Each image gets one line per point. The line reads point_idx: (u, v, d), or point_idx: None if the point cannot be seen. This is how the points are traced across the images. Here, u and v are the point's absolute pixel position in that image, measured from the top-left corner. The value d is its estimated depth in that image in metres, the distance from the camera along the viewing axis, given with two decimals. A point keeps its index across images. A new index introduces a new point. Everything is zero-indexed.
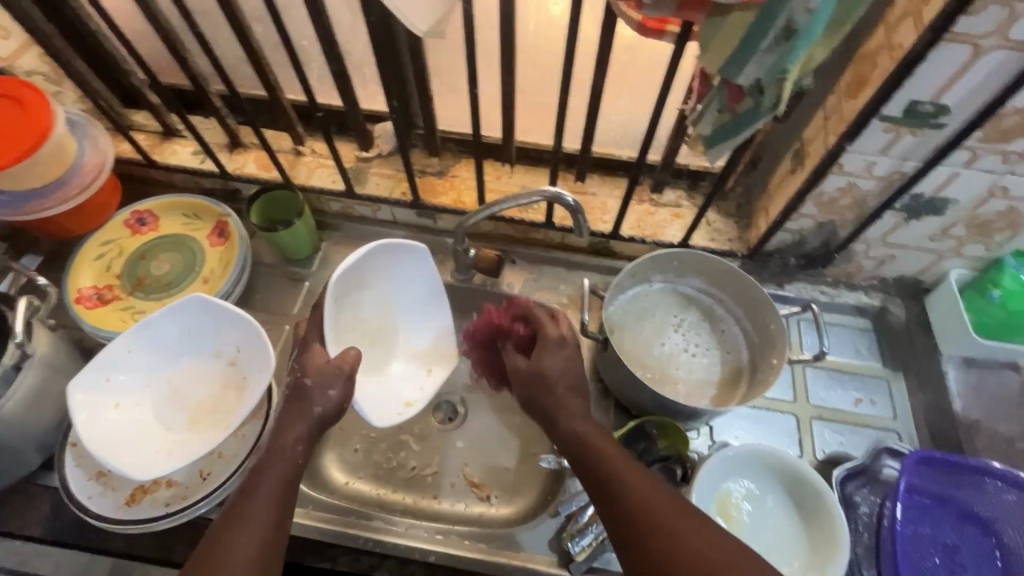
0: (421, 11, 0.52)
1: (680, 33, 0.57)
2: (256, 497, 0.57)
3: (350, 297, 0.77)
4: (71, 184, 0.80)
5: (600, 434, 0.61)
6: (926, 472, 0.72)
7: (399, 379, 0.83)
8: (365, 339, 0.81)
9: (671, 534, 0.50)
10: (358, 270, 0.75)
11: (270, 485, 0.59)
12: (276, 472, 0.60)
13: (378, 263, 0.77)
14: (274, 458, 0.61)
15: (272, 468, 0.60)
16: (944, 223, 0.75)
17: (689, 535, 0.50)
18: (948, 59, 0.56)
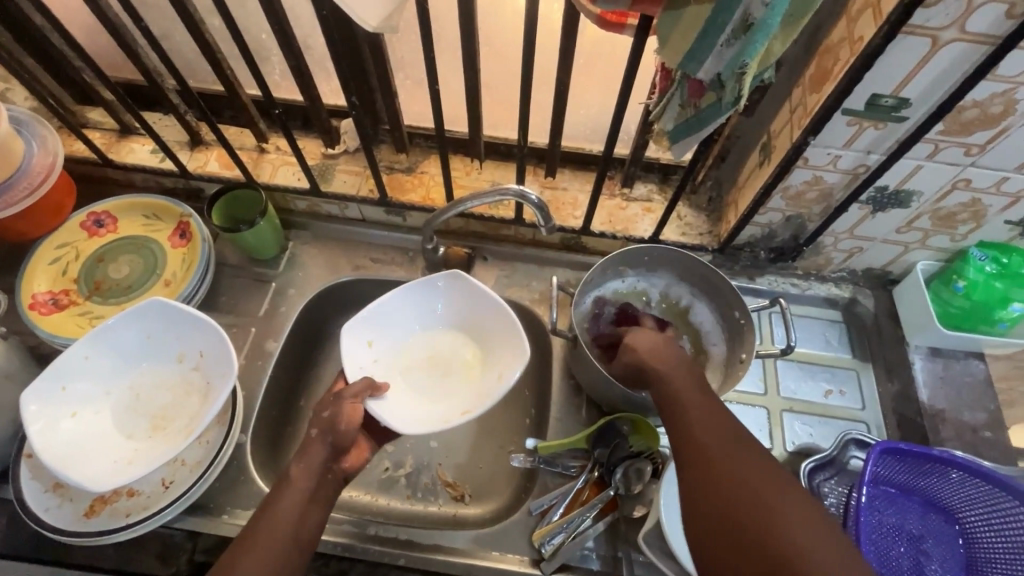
0: (369, 5, 0.50)
1: (639, 26, 0.56)
2: (278, 518, 0.59)
3: (382, 342, 0.80)
4: (17, 188, 0.78)
5: (696, 405, 0.61)
6: (894, 465, 0.72)
7: (470, 393, 0.77)
8: (435, 371, 0.81)
9: (766, 505, 0.50)
10: (382, 317, 0.80)
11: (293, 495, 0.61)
12: (297, 496, 0.61)
13: (411, 303, 0.81)
14: (297, 480, 0.62)
15: (294, 486, 0.62)
16: (909, 215, 0.76)
17: (787, 511, 0.49)
18: (908, 52, 0.55)
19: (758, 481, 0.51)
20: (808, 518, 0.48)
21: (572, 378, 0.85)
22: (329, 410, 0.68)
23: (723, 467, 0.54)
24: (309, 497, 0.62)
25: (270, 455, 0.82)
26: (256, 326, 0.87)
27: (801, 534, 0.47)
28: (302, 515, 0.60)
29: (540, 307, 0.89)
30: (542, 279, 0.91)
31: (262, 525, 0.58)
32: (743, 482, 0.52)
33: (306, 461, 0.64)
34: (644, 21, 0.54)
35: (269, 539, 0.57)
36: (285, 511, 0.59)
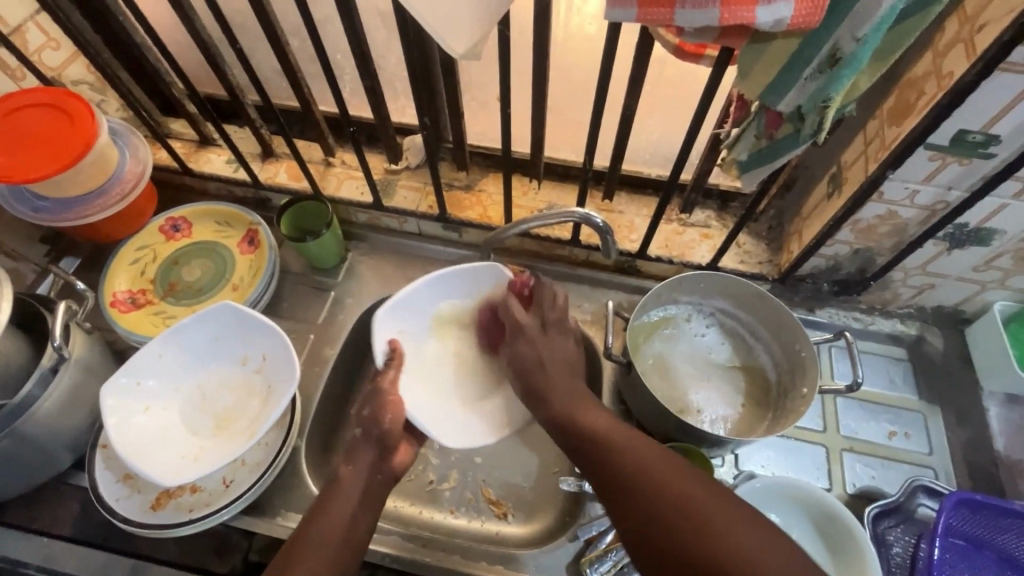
0: (456, 31, 0.51)
1: (718, 57, 0.56)
2: (330, 521, 0.61)
3: (410, 332, 0.80)
4: (110, 193, 0.83)
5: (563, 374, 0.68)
6: (968, 517, 0.68)
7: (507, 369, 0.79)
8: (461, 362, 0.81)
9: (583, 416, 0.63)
10: (412, 305, 0.79)
11: (345, 502, 0.63)
12: (349, 497, 0.64)
13: (445, 289, 0.81)
14: (346, 486, 0.64)
15: (347, 489, 0.64)
16: (989, 254, 0.72)
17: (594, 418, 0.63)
18: (1001, 90, 0.54)
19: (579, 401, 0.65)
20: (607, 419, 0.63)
21: (622, 403, 0.84)
22: (369, 407, 0.70)
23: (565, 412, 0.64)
24: (361, 500, 0.64)
25: (321, 460, 0.84)
26: (315, 333, 0.90)
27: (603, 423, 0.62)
28: (353, 519, 0.62)
29: (592, 329, 0.89)
30: (594, 300, 0.91)
31: (313, 525, 0.61)
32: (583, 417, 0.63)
33: (353, 469, 0.66)
34: (723, 53, 0.54)
35: (318, 545, 0.59)
36: (336, 516, 0.62)
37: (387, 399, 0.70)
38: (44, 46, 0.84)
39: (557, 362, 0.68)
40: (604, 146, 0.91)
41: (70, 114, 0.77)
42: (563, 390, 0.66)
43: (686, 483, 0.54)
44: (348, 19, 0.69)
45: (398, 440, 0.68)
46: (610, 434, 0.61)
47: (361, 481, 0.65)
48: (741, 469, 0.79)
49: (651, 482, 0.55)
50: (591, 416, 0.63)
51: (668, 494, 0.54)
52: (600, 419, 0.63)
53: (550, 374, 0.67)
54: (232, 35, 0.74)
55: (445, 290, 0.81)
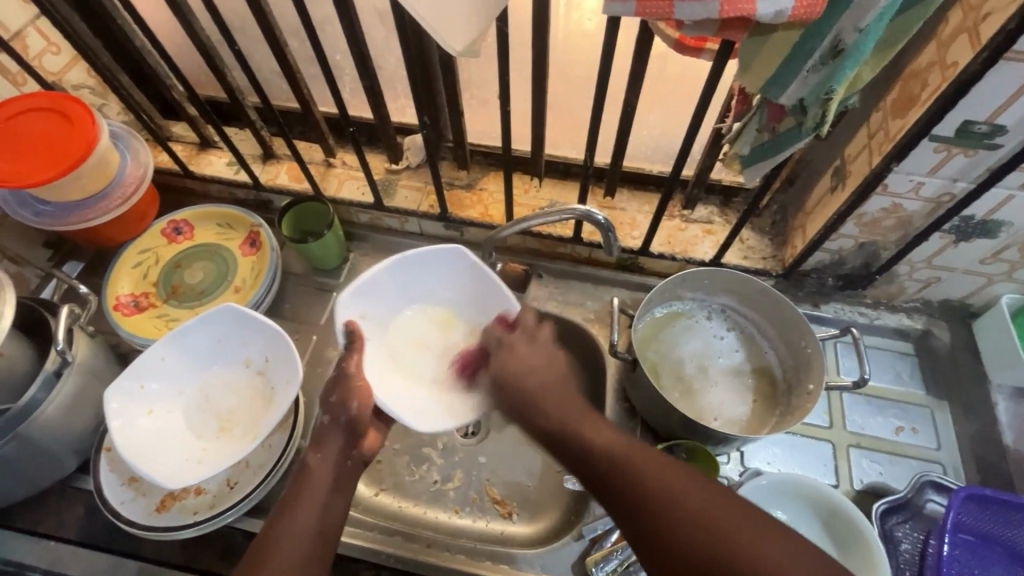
0: (454, 28, 0.50)
1: (719, 50, 0.55)
2: (299, 512, 0.60)
3: (373, 316, 0.75)
4: (112, 197, 0.83)
5: (561, 393, 0.64)
6: (977, 512, 0.68)
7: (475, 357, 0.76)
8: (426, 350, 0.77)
9: (577, 432, 0.60)
10: (376, 291, 0.75)
11: (313, 491, 0.62)
12: (323, 484, 0.63)
13: (414, 276, 0.77)
14: (318, 475, 0.63)
15: (315, 478, 0.63)
16: (996, 246, 0.72)
17: (592, 433, 0.59)
18: (1007, 80, 0.53)
19: (576, 412, 0.62)
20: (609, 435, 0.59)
21: (626, 400, 0.83)
22: (336, 394, 0.68)
23: (567, 428, 0.61)
24: (332, 488, 0.63)
25: None
26: (317, 335, 0.90)
27: (603, 439, 0.58)
28: (324, 509, 0.61)
29: (595, 327, 0.88)
30: (597, 298, 0.91)
31: (290, 512, 0.60)
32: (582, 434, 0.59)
33: (322, 457, 0.65)
34: (725, 47, 0.54)
35: (290, 538, 0.58)
36: (306, 505, 0.61)
37: (354, 386, 0.68)
38: (45, 50, 0.84)
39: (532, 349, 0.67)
40: (605, 142, 0.91)
41: (70, 118, 0.77)
42: (533, 379, 0.65)
43: (641, 457, 0.55)
44: (346, 18, 0.69)
45: None
46: (563, 415, 0.62)
47: (330, 468, 0.64)
48: (747, 467, 0.79)
49: (604, 453, 0.57)
50: (549, 394, 0.64)
51: (620, 467, 0.55)
52: (559, 401, 0.63)
53: (523, 355, 0.67)
54: (230, 37, 0.74)
55: (414, 274, 0.77)
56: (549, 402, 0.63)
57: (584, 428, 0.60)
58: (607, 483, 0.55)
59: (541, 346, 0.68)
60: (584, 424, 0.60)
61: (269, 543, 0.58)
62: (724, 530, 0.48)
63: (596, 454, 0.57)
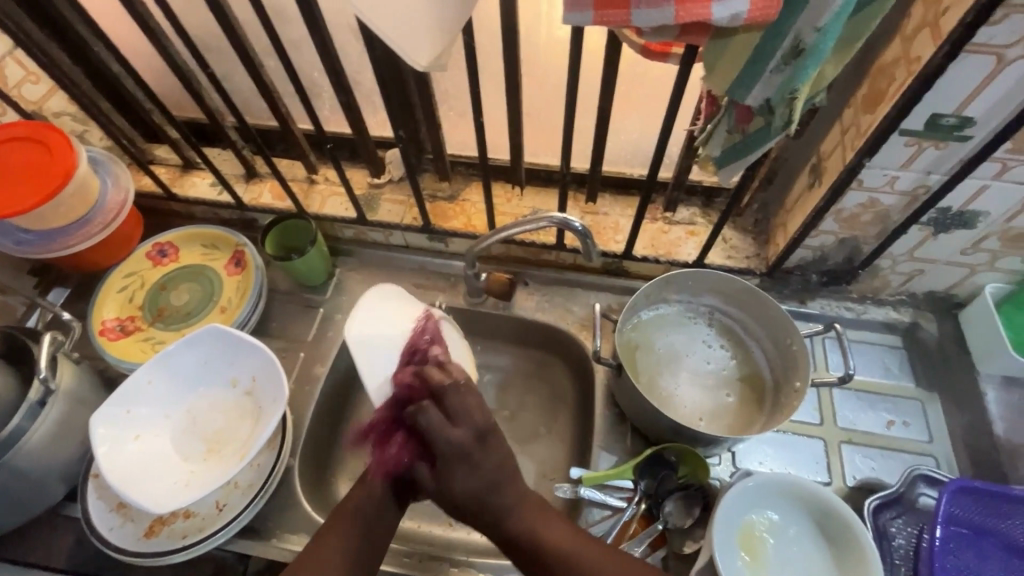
0: (419, 45, 0.51)
1: (684, 55, 0.56)
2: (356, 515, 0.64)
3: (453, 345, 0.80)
4: (93, 222, 0.83)
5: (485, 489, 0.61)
6: (969, 504, 0.67)
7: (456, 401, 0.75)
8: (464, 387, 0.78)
9: (496, 515, 0.61)
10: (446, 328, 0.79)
11: (372, 506, 0.64)
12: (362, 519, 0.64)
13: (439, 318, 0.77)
14: (355, 511, 0.64)
15: (372, 493, 0.65)
16: (975, 236, 0.72)
17: (507, 513, 0.61)
18: (970, 72, 0.53)
19: (505, 488, 0.62)
20: (526, 516, 0.62)
21: (616, 406, 0.83)
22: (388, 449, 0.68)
23: (494, 516, 0.61)
24: (366, 530, 0.63)
25: (317, 479, 0.84)
26: (305, 351, 0.90)
27: (521, 524, 0.61)
28: (373, 521, 0.64)
29: (581, 333, 0.88)
30: (583, 303, 0.91)
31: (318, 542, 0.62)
32: (504, 515, 0.61)
33: (365, 493, 0.65)
34: (689, 50, 0.54)
35: (344, 532, 0.63)
36: (358, 516, 0.64)
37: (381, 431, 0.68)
38: (24, 80, 0.85)
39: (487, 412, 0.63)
40: (584, 148, 0.91)
41: (49, 147, 0.77)
42: (456, 435, 0.60)
43: (596, 557, 0.60)
44: (317, 37, 0.69)
45: None
46: (519, 535, 0.61)
47: (376, 506, 0.64)
48: (739, 467, 0.78)
49: (560, 556, 0.60)
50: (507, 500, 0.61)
51: (562, 557, 0.60)
52: (517, 509, 0.62)
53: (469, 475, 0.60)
54: (203, 60, 0.74)
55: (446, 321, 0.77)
56: (505, 518, 0.61)
57: (500, 511, 0.61)
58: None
59: (470, 410, 0.61)
60: (501, 503, 0.61)
61: (324, 538, 0.63)
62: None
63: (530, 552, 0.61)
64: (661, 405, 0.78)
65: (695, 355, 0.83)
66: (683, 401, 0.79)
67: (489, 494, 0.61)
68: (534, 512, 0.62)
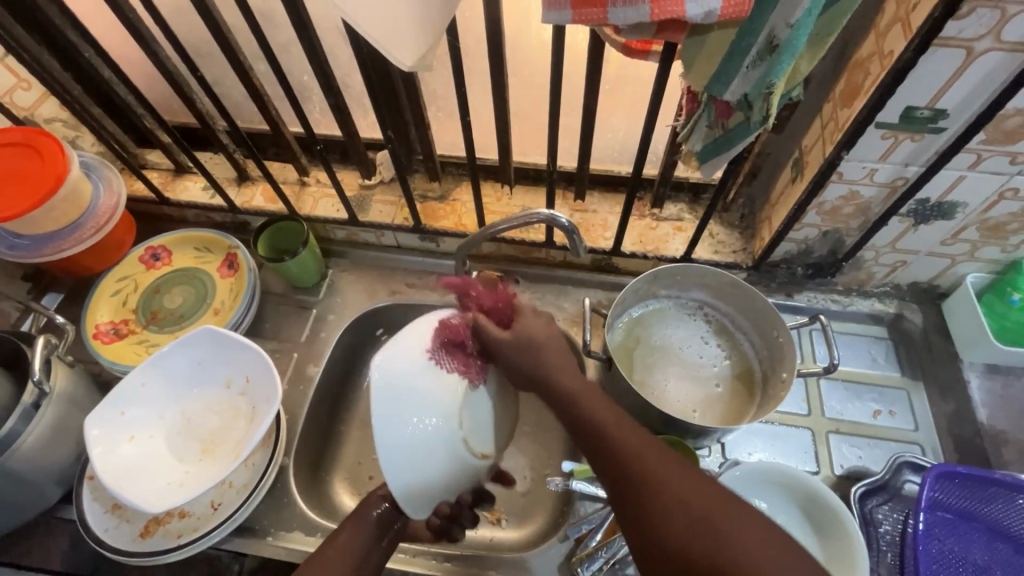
0: (403, 46, 0.52)
1: (664, 53, 0.57)
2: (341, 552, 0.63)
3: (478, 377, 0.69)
4: (85, 226, 0.83)
5: (590, 396, 0.59)
6: (953, 489, 0.68)
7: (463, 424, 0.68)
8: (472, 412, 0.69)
9: (590, 426, 0.57)
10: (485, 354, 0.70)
11: (360, 540, 0.64)
12: (351, 553, 0.63)
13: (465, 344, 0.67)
14: (343, 548, 0.63)
15: (362, 525, 0.65)
16: (955, 226, 0.73)
17: (598, 416, 0.57)
18: (942, 65, 0.55)
19: (594, 403, 0.58)
20: (617, 423, 0.56)
21: None
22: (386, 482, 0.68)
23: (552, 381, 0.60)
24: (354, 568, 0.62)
25: (312, 478, 0.84)
26: (298, 352, 0.91)
27: (600, 414, 0.57)
28: (361, 558, 0.63)
29: (572, 329, 0.89)
30: (574, 300, 0.92)
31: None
32: (597, 427, 0.56)
33: (353, 530, 0.64)
34: (669, 48, 0.55)
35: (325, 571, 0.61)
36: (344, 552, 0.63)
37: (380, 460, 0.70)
38: (15, 87, 0.85)
39: (544, 355, 0.62)
40: (571, 146, 0.92)
41: (40, 152, 0.78)
42: (542, 356, 0.61)
43: (626, 432, 0.55)
44: (307, 41, 0.70)
45: None
46: (563, 389, 0.59)
47: (366, 542, 0.64)
48: (728, 458, 0.80)
49: (646, 485, 0.50)
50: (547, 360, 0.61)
51: (618, 453, 0.53)
52: (567, 372, 0.61)
53: (511, 356, 0.62)
54: (193, 64, 0.75)
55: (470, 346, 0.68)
56: (553, 377, 0.60)
57: (579, 404, 0.58)
58: (622, 474, 0.52)
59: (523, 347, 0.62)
60: (610, 436, 0.55)
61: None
62: (726, 544, 0.45)
63: (596, 432, 0.56)
64: (650, 397, 0.79)
65: (685, 350, 0.84)
66: (672, 394, 0.80)
67: (579, 413, 0.58)
68: (633, 438, 0.55)
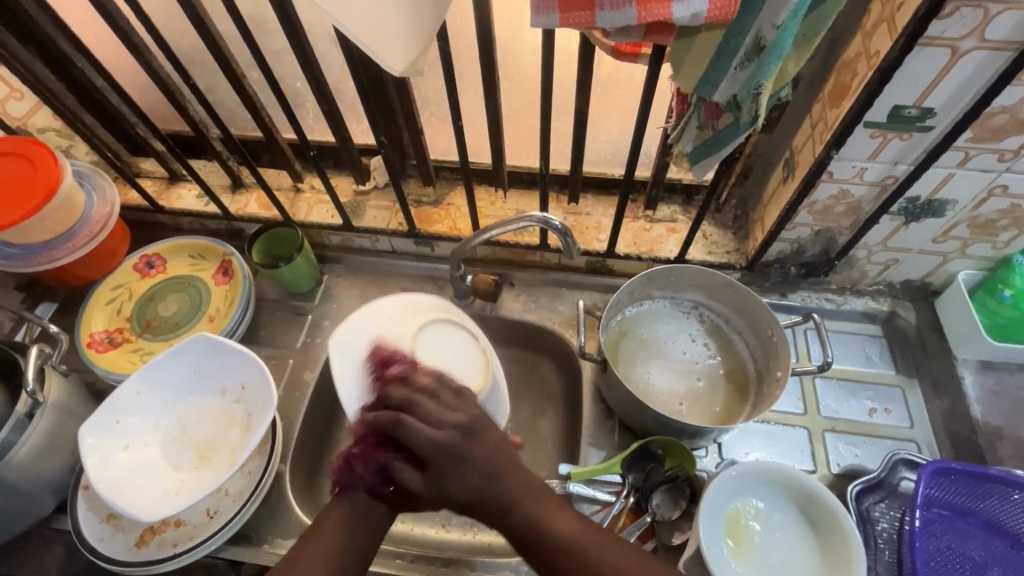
0: (393, 51, 0.52)
1: (653, 55, 0.57)
2: (337, 530, 0.58)
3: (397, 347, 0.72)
4: (79, 235, 0.84)
5: (543, 505, 0.57)
6: (948, 485, 0.69)
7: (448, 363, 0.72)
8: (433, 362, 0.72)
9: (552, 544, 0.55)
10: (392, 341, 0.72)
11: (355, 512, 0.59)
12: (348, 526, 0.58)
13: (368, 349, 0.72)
14: (344, 519, 0.58)
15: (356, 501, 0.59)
16: (945, 224, 0.74)
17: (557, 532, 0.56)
18: (927, 64, 0.55)
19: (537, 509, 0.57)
20: (574, 525, 0.56)
21: (603, 402, 0.84)
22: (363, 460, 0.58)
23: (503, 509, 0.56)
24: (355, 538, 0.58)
25: (308, 485, 0.84)
26: (294, 358, 0.91)
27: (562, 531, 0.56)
28: (357, 532, 0.58)
29: (567, 331, 0.90)
30: (569, 302, 0.92)
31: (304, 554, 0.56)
32: (558, 541, 0.55)
33: (348, 505, 0.59)
34: (657, 50, 0.56)
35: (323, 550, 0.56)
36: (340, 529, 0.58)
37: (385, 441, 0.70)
38: (9, 96, 0.86)
39: (478, 464, 0.56)
40: (564, 150, 0.93)
41: (33, 161, 0.78)
42: (492, 481, 0.56)
43: (605, 546, 0.55)
44: (298, 47, 0.71)
45: None
46: (517, 517, 0.56)
47: (363, 513, 0.58)
48: (725, 458, 0.80)
49: None
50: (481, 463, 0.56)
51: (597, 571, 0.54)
52: (516, 499, 0.56)
53: (465, 471, 0.55)
54: (185, 72, 0.75)
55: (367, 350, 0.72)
56: (509, 504, 0.56)
57: (544, 527, 0.56)
58: None
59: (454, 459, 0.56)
60: (568, 534, 0.56)
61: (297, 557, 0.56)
62: None
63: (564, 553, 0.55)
64: (644, 396, 0.79)
65: (678, 349, 0.84)
66: (665, 393, 0.80)
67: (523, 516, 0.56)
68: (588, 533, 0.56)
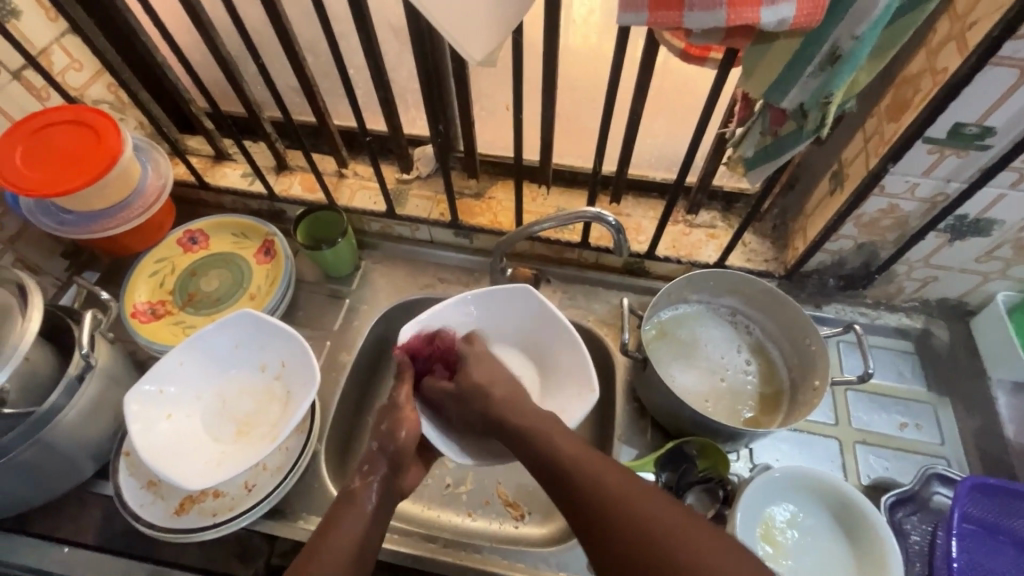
0: (475, 40, 0.53)
1: (723, 59, 0.58)
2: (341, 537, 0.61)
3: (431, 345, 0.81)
4: (132, 206, 0.85)
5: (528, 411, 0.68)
6: (983, 502, 0.70)
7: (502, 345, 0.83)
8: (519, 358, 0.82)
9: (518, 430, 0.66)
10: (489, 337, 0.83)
11: (353, 522, 0.62)
12: (353, 536, 0.61)
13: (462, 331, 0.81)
14: (348, 524, 0.62)
15: (358, 508, 0.64)
16: (990, 244, 0.74)
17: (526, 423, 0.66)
18: (994, 83, 0.56)
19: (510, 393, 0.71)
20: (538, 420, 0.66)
21: (636, 400, 0.85)
22: (386, 422, 0.71)
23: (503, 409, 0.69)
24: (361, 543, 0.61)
25: (341, 466, 0.85)
26: (331, 340, 0.92)
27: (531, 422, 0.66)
28: (366, 530, 0.63)
29: (602, 330, 0.91)
30: (605, 302, 0.93)
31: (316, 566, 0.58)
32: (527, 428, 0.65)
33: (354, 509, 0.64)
34: (729, 54, 0.57)
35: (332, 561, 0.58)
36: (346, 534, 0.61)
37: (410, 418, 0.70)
38: (68, 67, 0.86)
39: (500, 384, 0.72)
40: (612, 152, 0.94)
41: (95, 130, 0.79)
42: (495, 389, 0.71)
43: (561, 441, 0.62)
44: (364, 32, 0.71)
45: (393, 459, 0.68)
46: (495, 402, 0.70)
47: (364, 518, 0.63)
48: (756, 463, 0.81)
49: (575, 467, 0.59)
50: (511, 408, 0.68)
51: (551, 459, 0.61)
52: (514, 404, 0.69)
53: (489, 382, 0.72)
54: (253, 50, 0.77)
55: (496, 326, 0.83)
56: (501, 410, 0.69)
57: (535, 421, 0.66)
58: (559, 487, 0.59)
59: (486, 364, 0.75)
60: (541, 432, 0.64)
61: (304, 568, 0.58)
62: (647, 517, 0.52)
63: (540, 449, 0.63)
64: (679, 393, 0.80)
65: (713, 353, 0.85)
66: (700, 393, 0.81)
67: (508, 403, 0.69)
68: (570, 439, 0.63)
